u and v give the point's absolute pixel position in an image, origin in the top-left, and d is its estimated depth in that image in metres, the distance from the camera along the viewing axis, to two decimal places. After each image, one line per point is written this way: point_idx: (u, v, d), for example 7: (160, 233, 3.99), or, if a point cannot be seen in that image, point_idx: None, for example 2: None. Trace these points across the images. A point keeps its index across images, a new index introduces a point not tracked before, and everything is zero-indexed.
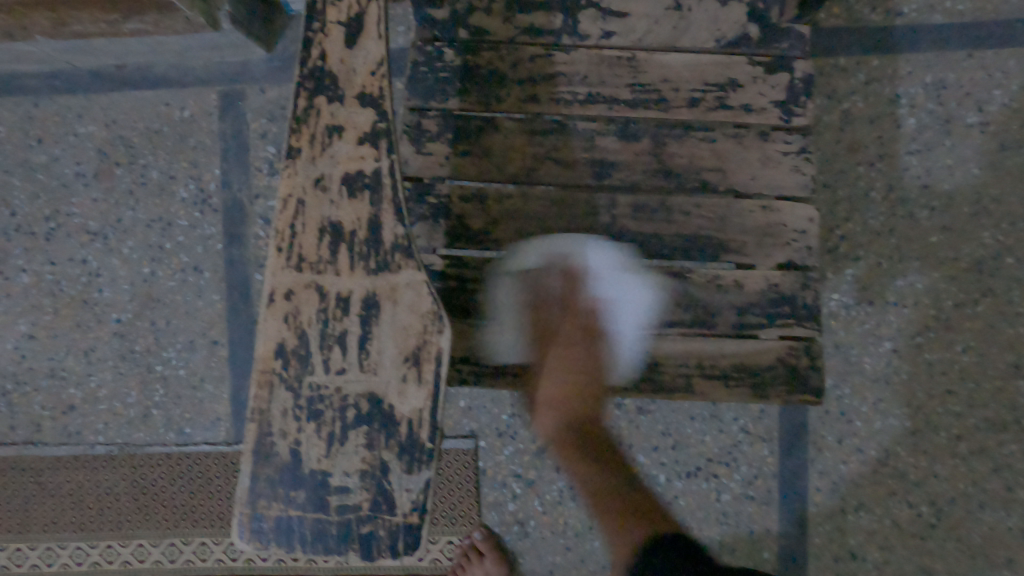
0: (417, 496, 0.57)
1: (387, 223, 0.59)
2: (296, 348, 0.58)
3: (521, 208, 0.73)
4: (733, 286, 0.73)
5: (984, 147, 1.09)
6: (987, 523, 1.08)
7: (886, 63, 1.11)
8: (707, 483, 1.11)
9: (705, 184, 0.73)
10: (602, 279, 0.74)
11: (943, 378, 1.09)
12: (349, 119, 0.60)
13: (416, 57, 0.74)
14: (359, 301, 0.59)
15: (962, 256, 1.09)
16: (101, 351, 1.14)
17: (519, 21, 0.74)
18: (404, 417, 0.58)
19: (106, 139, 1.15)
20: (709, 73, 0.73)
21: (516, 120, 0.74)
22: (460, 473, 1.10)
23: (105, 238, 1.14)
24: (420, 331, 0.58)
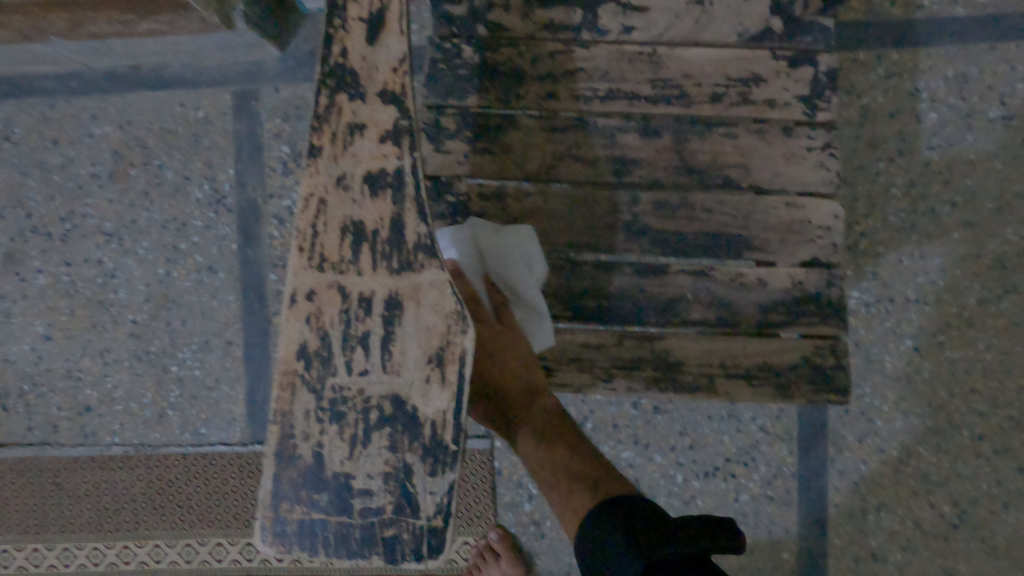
0: (441, 498, 0.56)
1: (409, 223, 0.58)
2: (318, 349, 0.57)
3: (541, 207, 0.72)
4: (756, 284, 0.72)
5: (1007, 141, 1.09)
6: (1011, 523, 1.07)
7: (908, 57, 1.10)
8: (725, 483, 1.09)
9: (729, 181, 0.72)
10: (624, 278, 0.72)
11: (966, 376, 1.08)
12: (372, 116, 0.59)
13: (433, 55, 0.72)
14: (382, 301, 0.58)
15: (985, 252, 1.08)
16: (117, 351, 1.14)
17: (537, 17, 0.72)
18: (428, 418, 0.56)
19: (121, 140, 1.15)
20: (732, 68, 0.71)
21: (536, 117, 0.72)
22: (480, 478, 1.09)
23: (120, 239, 1.15)
24: (443, 332, 0.57)
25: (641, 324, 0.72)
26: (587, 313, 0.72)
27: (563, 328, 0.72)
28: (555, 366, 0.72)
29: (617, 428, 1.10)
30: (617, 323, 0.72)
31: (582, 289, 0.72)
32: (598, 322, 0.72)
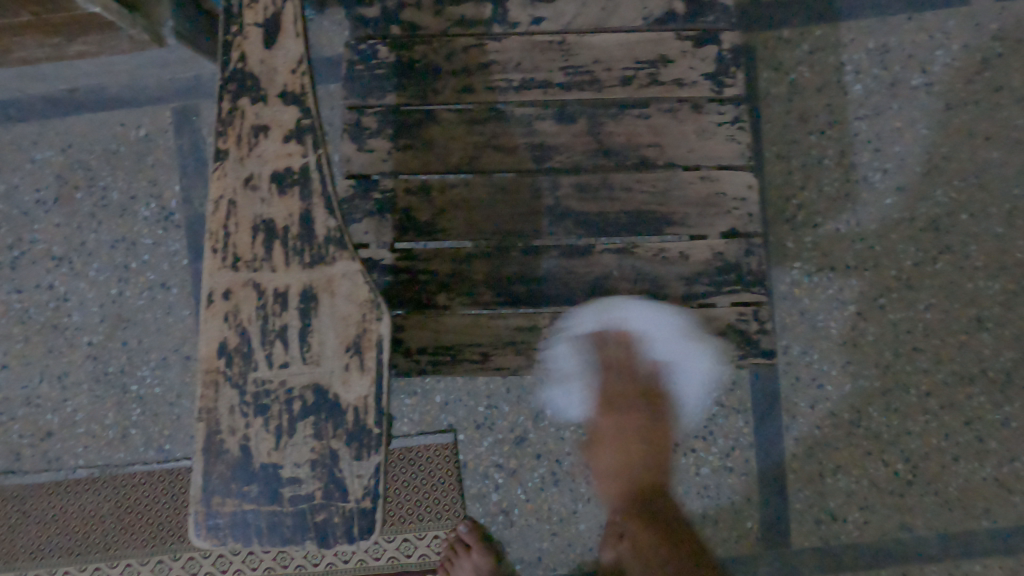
0: (369, 480, 0.51)
1: (318, 218, 0.54)
2: (238, 345, 0.53)
3: (465, 198, 0.72)
4: (679, 258, 0.72)
5: (930, 107, 1.15)
6: (963, 475, 1.11)
7: (830, 33, 1.16)
8: (685, 458, 1.13)
9: (645, 160, 0.72)
10: (551, 261, 0.72)
11: (908, 336, 1.13)
12: (274, 117, 0.55)
13: (350, 57, 0.73)
14: (297, 295, 0.53)
15: (918, 216, 1.14)
16: (75, 374, 1.14)
17: (449, 14, 0.73)
18: (350, 405, 0.52)
19: (64, 164, 1.16)
20: (640, 51, 0.72)
21: (453, 111, 0.72)
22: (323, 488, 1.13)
23: (70, 262, 1.15)
24: (359, 320, 0.53)
25: (572, 305, 0.72)
26: (518, 298, 0.72)
27: (497, 313, 0.72)
28: (491, 351, 0.72)
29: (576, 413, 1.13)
30: (549, 305, 0.72)
31: (511, 275, 0.72)
32: (529, 306, 0.72)
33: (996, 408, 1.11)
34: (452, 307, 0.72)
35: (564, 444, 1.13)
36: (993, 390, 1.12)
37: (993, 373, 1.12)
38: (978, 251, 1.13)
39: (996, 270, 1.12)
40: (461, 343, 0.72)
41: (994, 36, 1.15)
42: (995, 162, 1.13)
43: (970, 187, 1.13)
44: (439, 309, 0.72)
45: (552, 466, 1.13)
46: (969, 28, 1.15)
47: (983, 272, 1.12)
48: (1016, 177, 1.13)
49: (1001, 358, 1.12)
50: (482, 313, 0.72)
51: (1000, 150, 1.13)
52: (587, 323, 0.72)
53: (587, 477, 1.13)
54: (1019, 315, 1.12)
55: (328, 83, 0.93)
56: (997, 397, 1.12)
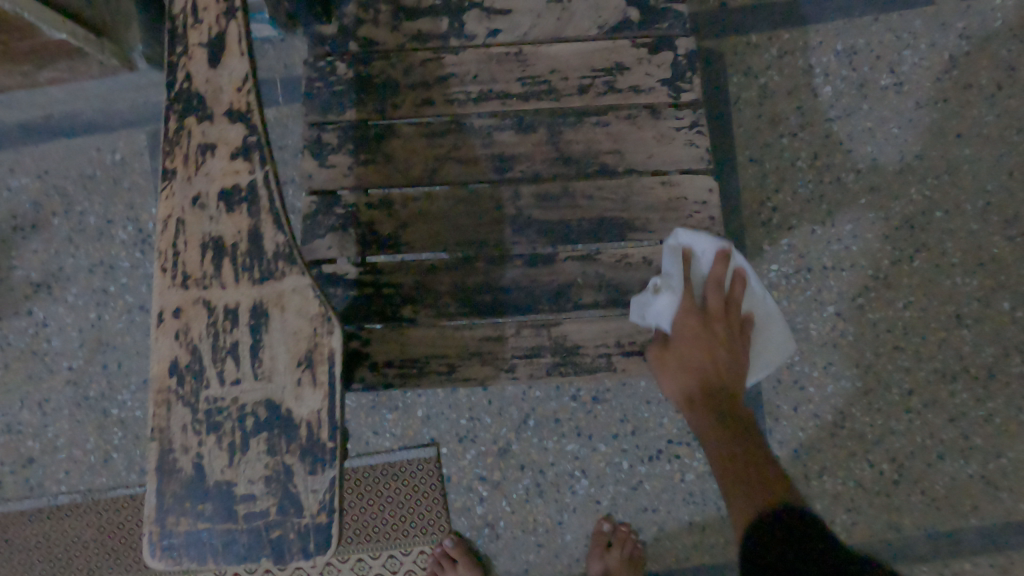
0: (324, 495, 0.51)
1: (267, 233, 0.51)
2: (190, 363, 0.51)
3: (427, 210, 0.72)
4: (643, 263, 0.72)
5: (900, 107, 1.15)
6: (949, 473, 1.11)
7: (798, 36, 1.17)
8: (670, 465, 1.12)
9: (604, 167, 0.72)
10: (515, 270, 0.72)
11: (888, 335, 1.13)
12: (220, 135, 0.52)
13: (309, 74, 0.73)
14: (247, 311, 0.51)
15: (892, 215, 1.14)
16: (55, 400, 1.14)
17: (406, 29, 0.74)
18: (302, 420, 0.51)
19: (41, 190, 1.16)
20: (596, 59, 0.73)
21: (412, 125, 0.73)
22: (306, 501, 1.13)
23: (48, 287, 1.15)
24: (310, 334, 0.51)
25: (536, 313, 0.72)
26: (482, 307, 0.72)
27: (462, 323, 0.72)
28: (457, 362, 0.72)
29: (559, 423, 1.13)
30: (514, 314, 0.72)
31: (475, 285, 0.72)
32: (495, 315, 0.72)
33: (980, 405, 1.11)
34: (416, 319, 0.72)
35: (547, 455, 1.13)
36: (975, 387, 1.11)
37: (974, 370, 1.12)
38: (955, 248, 1.13)
39: (973, 266, 1.12)
40: (427, 355, 0.72)
41: (961, 35, 1.16)
42: (967, 159, 1.14)
43: (944, 184, 1.14)
44: (404, 322, 0.72)
45: (536, 477, 1.12)
46: (936, 27, 1.16)
47: (960, 268, 1.13)
48: (988, 174, 1.13)
49: (982, 354, 1.12)
50: (446, 325, 0.72)
51: (970, 147, 1.14)
52: (696, 241, 0.70)
53: (571, 486, 1.12)
54: (999, 310, 1.12)
55: (272, 108, 0.98)
56: (979, 393, 1.11)
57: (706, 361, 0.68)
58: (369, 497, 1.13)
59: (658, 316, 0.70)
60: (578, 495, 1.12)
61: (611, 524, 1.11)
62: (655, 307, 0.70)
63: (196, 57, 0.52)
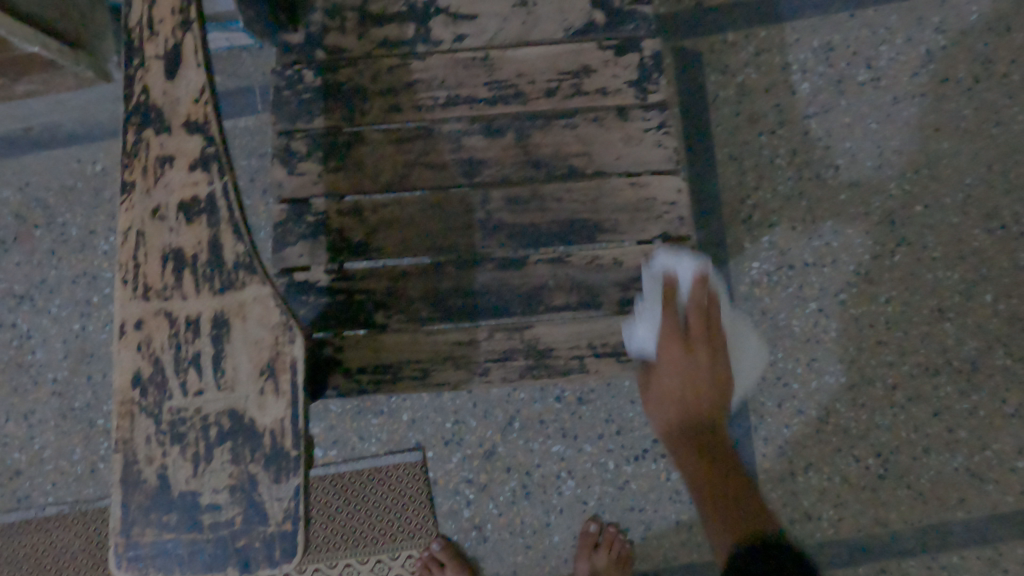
0: (289, 503, 0.51)
1: (227, 243, 0.52)
2: (153, 375, 0.51)
3: (398, 215, 0.73)
4: (613, 264, 0.73)
5: (878, 102, 1.16)
6: (935, 466, 1.11)
7: (775, 33, 1.17)
8: (656, 464, 1.12)
9: (573, 169, 0.73)
10: (486, 274, 0.72)
11: (871, 330, 1.13)
12: (179, 147, 0.52)
13: (277, 83, 0.74)
14: (208, 322, 0.52)
15: (873, 210, 1.14)
16: (41, 412, 1.14)
17: (373, 36, 0.74)
18: (266, 429, 0.51)
19: (22, 203, 1.16)
20: (562, 62, 0.73)
21: (381, 131, 0.73)
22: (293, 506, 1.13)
23: (32, 299, 1.16)
24: (272, 343, 0.51)
25: (508, 316, 0.72)
26: (455, 312, 0.72)
27: (435, 328, 0.73)
28: (430, 367, 0.72)
29: (544, 424, 1.13)
30: (486, 318, 0.72)
31: (447, 290, 0.72)
32: (467, 319, 0.72)
33: (964, 398, 1.11)
34: (389, 325, 0.72)
35: (533, 457, 1.13)
36: (959, 380, 1.11)
37: (958, 363, 1.12)
38: (935, 242, 1.13)
39: (955, 260, 1.13)
40: (401, 360, 0.72)
41: (937, 29, 1.16)
42: (946, 153, 1.14)
43: (923, 178, 1.14)
44: (376, 328, 0.72)
45: (522, 479, 1.12)
46: (911, 22, 1.17)
47: (941, 262, 1.13)
48: (967, 167, 1.14)
49: (965, 347, 1.12)
50: (419, 330, 0.72)
51: (949, 141, 1.14)
52: (673, 261, 0.70)
53: (558, 488, 1.13)
54: (980, 303, 1.12)
55: (246, 117, 1.07)
56: (963, 386, 1.11)
57: (686, 386, 0.67)
58: (357, 502, 1.13)
59: (641, 346, 0.70)
60: (565, 496, 1.12)
61: (599, 525, 1.11)
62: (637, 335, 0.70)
63: (153, 69, 0.52)
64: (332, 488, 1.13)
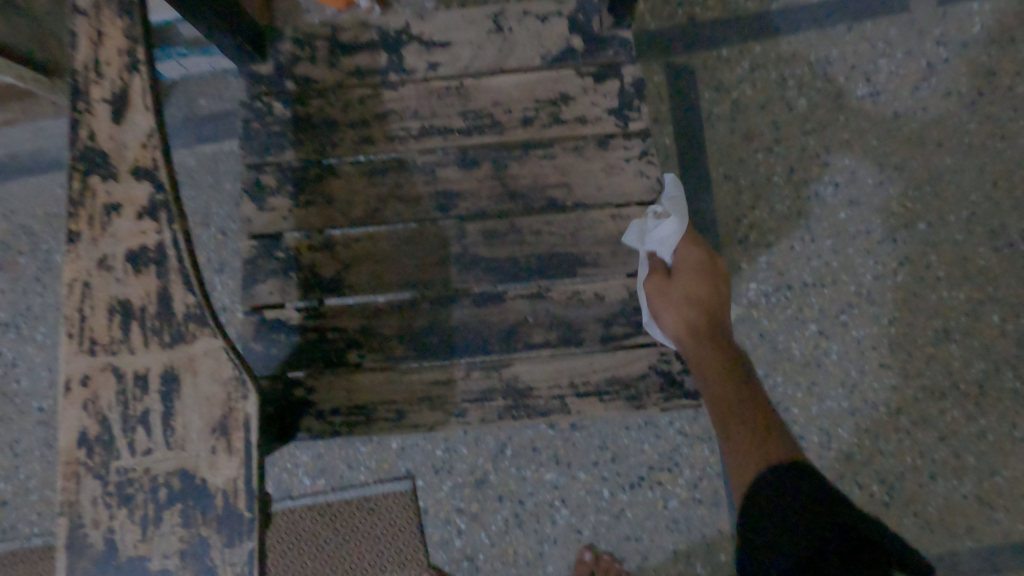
0: (241, 570, 0.47)
1: (176, 295, 0.49)
2: (100, 433, 0.49)
3: (370, 250, 0.70)
4: (594, 299, 0.70)
5: (877, 116, 1.12)
6: (942, 493, 1.06)
7: (770, 48, 1.14)
8: (652, 492, 1.09)
9: (552, 201, 0.70)
10: (462, 311, 0.70)
11: (874, 352, 1.09)
12: (126, 194, 0.50)
13: (245, 115, 0.72)
14: (158, 377, 0.49)
15: (874, 229, 1.11)
16: (25, 441, 1.10)
17: (344, 65, 0.72)
18: (218, 490, 0.48)
19: (6, 229, 1.14)
20: (539, 90, 0.71)
21: (353, 163, 0.71)
22: (280, 538, 1.09)
23: (16, 327, 1.13)
24: (224, 400, 0.49)
25: (485, 354, 0.69)
26: (430, 350, 0.70)
27: (410, 367, 0.70)
28: (405, 408, 0.69)
29: (536, 451, 1.10)
30: (462, 356, 0.69)
31: (421, 327, 0.70)
32: (443, 357, 0.69)
33: (972, 422, 1.07)
34: (362, 364, 0.70)
35: (525, 485, 1.09)
36: (966, 404, 1.07)
37: (965, 386, 1.08)
38: (939, 260, 1.09)
39: (959, 279, 1.09)
40: (375, 401, 0.69)
41: (938, 41, 1.13)
42: (950, 169, 1.10)
43: (926, 195, 1.10)
44: (349, 367, 0.70)
45: (515, 507, 1.09)
46: (911, 34, 1.13)
47: (945, 282, 1.09)
48: (971, 183, 1.10)
49: (972, 369, 1.08)
50: (393, 369, 0.70)
51: (952, 156, 1.11)
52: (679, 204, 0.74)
53: (551, 516, 1.09)
54: (988, 323, 1.08)
55: (230, 140, 1.05)
56: (971, 410, 1.07)
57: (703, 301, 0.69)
58: (346, 532, 1.09)
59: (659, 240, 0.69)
60: (559, 525, 1.09)
61: (593, 553, 1.07)
62: (656, 232, 0.69)
63: (100, 112, 0.50)
64: (320, 519, 1.09)
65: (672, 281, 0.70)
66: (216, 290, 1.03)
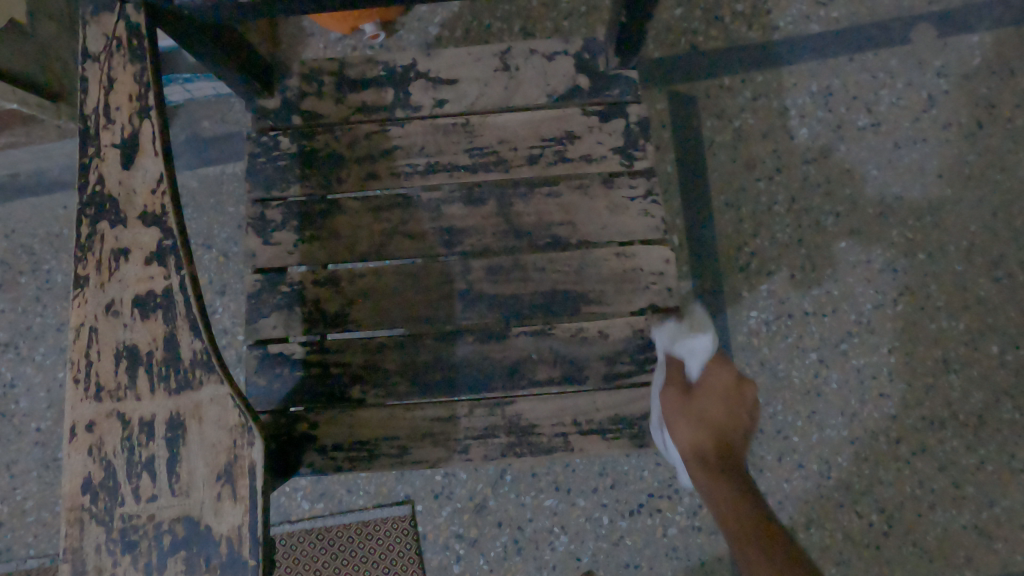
0: None
1: (183, 341, 0.49)
2: (105, 479, 0.49)
3: (375, 286, 0.70)
4: (598, 337, 0.70)
5: (878, 147, 1.13)
6: (940, 523, 1.06)
7: (772, 77, 1.14)
8: (652, 519, 1.08)
9: (557, 239, 0.70)
10: (465, 348, 0.70)
11: (874, 382, 1.09)
12: (134, 239, 0.50)
13: (252, 149, 0.72)
14: (163, 424, 0.49)
15: (875, 258, 1.11)
16: (23, 462, 1.09)
17: (350, 101, 0.72)
18: (222, 537, 0.48)
19: (7, 249, 1.14)
20: (545, 128, 0.71)
21: (359, 199, 0.71)
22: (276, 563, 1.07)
23: (15, 347, 1.12)
24: (229, 446, 0.49)
25: (489, 391, 0.69)
26: (434, 387, 0.70)
27: (413, 404, 0.70)
28: (407, 444, 0.69)
29: (536, 477, 1.10)
30: (466, 393, 0.69)
31: (425, 363, 0.70)
32: (447, 394, 0.69)
33: (970, 452, 1.07)
34: (366, 400, 0.70)
35: (525, 511, 1.09)
36: (965, 434, 1.07)
37: (964, 416, 1.08)
38: (939, 291, 1.10)
39: (959, 309, 1.09)
40: (378, 437, 0.69)
41: (939, 73, 1.13)
42: (950, 199, 1.11)
43: (926, 226, 1.11)
44: (353, 402, 0.70)
45: (514, 533, 1.08)
46: (912, 65, 1.14)
47: (945, 311, 1.09)
48: (971, 214, 1.11)
49: (971, 399, 1.08)
50: (397, 405, 0.70)
51: (952, 187, 1.11)
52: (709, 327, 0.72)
53: (551, 543, 1.08)
54: (987, 354, 1.08)
55: (234, 163, 1.05)
56: (970, 440, 1.07)
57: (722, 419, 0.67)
58: (344, 557, 1.07)
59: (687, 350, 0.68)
60: (558, 551, 1.08)
61: None
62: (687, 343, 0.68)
63: (110, 158, 0.51)
64: (318, 543, 1.08)
65: (694, 396, 0.67)
66: (216, 313, 1.03)
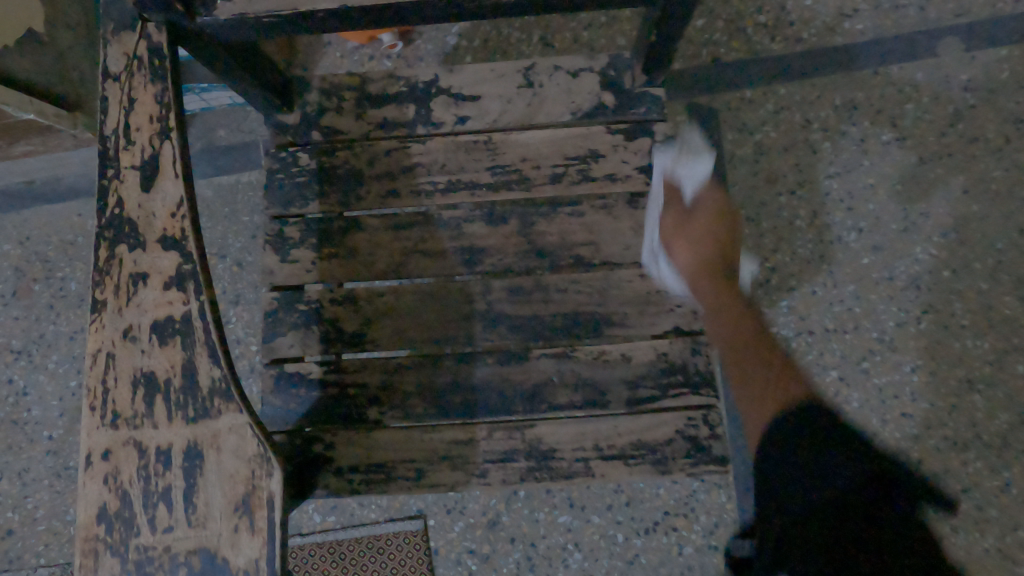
0: None
1: (202, 367, 0.48)
2: (120, 509, 0.48)
3: (393, 305, 0.69)
4: (620, 360, 0.68)
5: (903, 161, 1.11)
6: (963, 547, 1.01)
7: (794, 90, 1.13)
8: (667, 537, 1.05)
9: (579, 259, 0.69)
10: (485, 368, 0.68)
11: (896, 401, 1.06)
12: (153, 264, 0.49)
13: (271, 165, 0.71)
14: (181, 453, 0.48)
15: (897, 275, 1.08)
16: (34, 471, 1.08)
17: (370, 117, 0.71)
18: (239, 570, 0.47)
19: (22, 256, 1.13)
20: (569, 146, 0.70)
21: (379, 217, 0.70)
22: None
23: (29, 354, 1.11)
24: (247, 477, 0.48)
25: (509, 414, 0.68)
26: (452, 409, 0.68)
27: (430, 425, 0.68)
28: (424, 467, 0.68)
29: (550, 493, 1.08)
30: (484, 415, 0.68)
31: (444, 384, 0.68)
32: (465, 416, 0.68)
33: (995, 475, 1.03)
34: (383, 421, 0.68)
35: (539, 527, 1.07)
36: (989, 456, 1.03)
37: (988, 438, 1.04)
38: (964, 309, 1.07)
39: (984, 328, 1.06)
40: (395, 459, 0.68)
41: (966, 87, 1.11)
42: (977, 215, 1.08)
43: (951, 242, 1.08)
44: (369, 423, 0.68)
45: (527, 550, 1.06)
46: (938, 79, 1.11)
47: (971, 330, 1.06)
48: (997, 231, 1.08)
49: (997, 421, 1.04)
50: (414, 427, 0.68)
51: (979, 203, 1.09)
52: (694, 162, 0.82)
53: (564, 560, 1.05)
54: (1013, 373, 1.04)
55: (251, 171, 1.05)
56: (994, 463, 1.03)
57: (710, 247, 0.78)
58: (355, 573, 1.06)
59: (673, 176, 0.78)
60: (572, 569, 1.05)
61: None
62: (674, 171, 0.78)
63: (129, 180, 0.50)
64: (329, 557, 1.06)
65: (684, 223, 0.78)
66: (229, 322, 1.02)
